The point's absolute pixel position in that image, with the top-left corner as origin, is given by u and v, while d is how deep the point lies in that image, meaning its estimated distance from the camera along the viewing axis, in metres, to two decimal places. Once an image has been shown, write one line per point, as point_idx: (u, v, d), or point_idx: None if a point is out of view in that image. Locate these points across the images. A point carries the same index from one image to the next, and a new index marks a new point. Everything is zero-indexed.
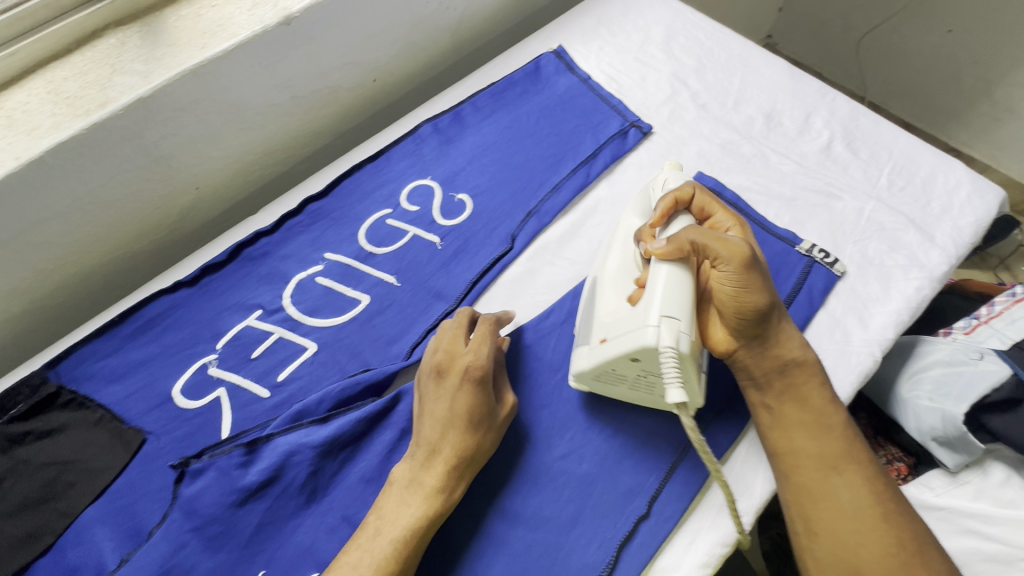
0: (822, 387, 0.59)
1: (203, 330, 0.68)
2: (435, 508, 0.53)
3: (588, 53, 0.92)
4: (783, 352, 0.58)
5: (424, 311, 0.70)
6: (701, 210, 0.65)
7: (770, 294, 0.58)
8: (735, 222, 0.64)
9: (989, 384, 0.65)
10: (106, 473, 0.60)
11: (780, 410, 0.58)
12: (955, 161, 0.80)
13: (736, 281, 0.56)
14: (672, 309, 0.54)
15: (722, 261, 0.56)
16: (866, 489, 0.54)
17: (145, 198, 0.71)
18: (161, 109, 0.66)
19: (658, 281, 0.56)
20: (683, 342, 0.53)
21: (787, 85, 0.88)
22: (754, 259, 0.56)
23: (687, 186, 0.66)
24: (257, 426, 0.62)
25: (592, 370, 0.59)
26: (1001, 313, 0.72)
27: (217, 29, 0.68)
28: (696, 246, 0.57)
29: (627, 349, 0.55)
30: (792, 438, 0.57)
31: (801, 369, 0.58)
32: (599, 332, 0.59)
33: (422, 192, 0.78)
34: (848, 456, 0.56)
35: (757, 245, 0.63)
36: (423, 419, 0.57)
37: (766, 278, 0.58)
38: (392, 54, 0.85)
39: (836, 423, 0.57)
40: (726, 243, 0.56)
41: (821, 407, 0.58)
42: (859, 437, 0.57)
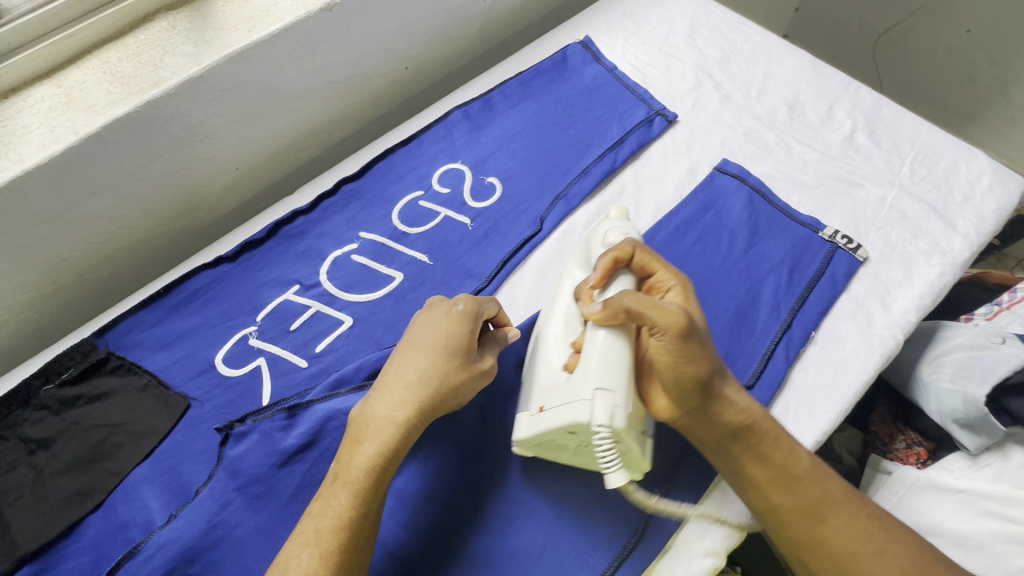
0: (781, 433, 0.55)
1: (243, 303, 0.71)
2: (388, 442, 0.52)
3: (613, 44, 0.94)
4: (731, 417, 0.54)
5: (455, 289, 0.72)
6: (641, 268, 0.60)
7: (713, 361, 0.53)
8: (676, 280, 0.59)
9: (1011, 366, 0.66)
10: (153, 436, 0.63)
11: (745, 470, 0.54)
12: (977, 151, 0.81)
13: (675, 351, 0.51)
14: (606, 381, 0.51)
15: (660, 331, 0.51)
16: (854, 528, 0.52)
17: (190, 176, 0.74)
18: (209, 89, 0.68)
19: (592, 350, 0.54)
20: (618, 418, 0.51)
21: (810, 76, 0.89)
22: (695, 327, 0.51)
23: (625, 244, 0.60)
24: (297, 393, 0.64)
25: (530, 438, 0.57)
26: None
27: (262, 15, 0.71)
28: (632, 313, 0.52)
29: (564, 423, 0.52)
30: (769, 496, 0.53)
31: (754, 427, 0.54)
32: (538, 400, 0.57)
33: (453, 176, 0.81)
34: (828, 498, 0.53)
35: (699, 308, 0.58)
36: (403, 345, 0.58)
37: (706, 343, 0.52)
38: (423, 43, 0.88)
39: (805, 467, 0.54)
40: (664, 311, 0.50)
41: (785, 457, 0.54)
42: (829, 474, 0.54)
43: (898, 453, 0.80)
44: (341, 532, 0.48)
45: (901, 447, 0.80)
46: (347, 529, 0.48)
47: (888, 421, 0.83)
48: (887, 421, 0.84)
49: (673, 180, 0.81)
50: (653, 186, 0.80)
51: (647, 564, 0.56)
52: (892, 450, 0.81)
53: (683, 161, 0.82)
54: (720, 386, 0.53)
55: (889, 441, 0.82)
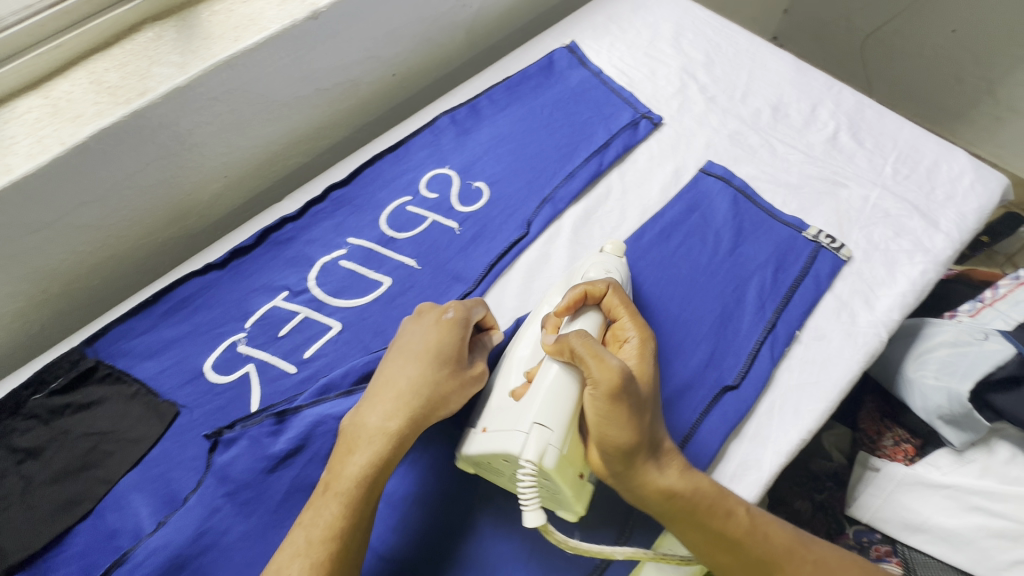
0: (719, 500, 0.53)
1: (232, 310, 0.71)
2: (382, 451, 0.53)
3: (599, 48, 0.95)
4: (657, 487, 0.52)
5: (443, 293, 0.72)
6: (609, 309, 0.61)
7: (645, 429, 0.52)
8: (637, 333, 0.59)
9: (994, 361, 0.67)
10: (142, 443, 0.63)
11: (681, 534, 0.54)
12: (958, 150, 0.82)
13: (603, 410, 0.51)
14: (546, 418, 0.52)
15: (593, 383, 0.51)
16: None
17: (178, 184, 0.75)
18: (196, 98, 0.69)
19: (542, 383, 0.54)
20: (548, 457, 0.51)
21: (793, 78, 0.90)
22: (629, 388, 0.51)
23: (601, 283, 0.62)
24: (285, 399, 0.65)
25: (472, 456, 0.56)
26: (1006, 295, 0.74)
27: (249, 23, 0.71)
28: (576, 355, 0.53)
29: (499, 450, 0.53)
30: (712, 557, 0.53)
31: (685, 497, 0.52)
32: (485, 420, 0.58)
33: (440, 181, 0.81)
34: (772, 555, 0.53)
35: (651, 368, 0.57)
36: (394, 352, 0.59)
37: (640, 409, 0.52)
38: (410, 50, 0.89)
39: (746, 531, 0.53)
40: (602, 363, 0.51)
41: (723, 524, 0.53)
42: (768, 530, 0.54)
43: (885, 450, 0.80)
44: (335, 541, 0.49)
45: (888, 444, 0.80)
46: (340, 538, 0.49)
47: (876, 419, 0.84)
48: (874, 419, 0.84)
49: (659, 182, 0.81)
50: (639, 188, 0.81)
51: (634, 565, 0.58)
52: (880, 447, 0.81)
53: (669, 164, 0.83)
54: (647, 455, 0.52)
55: (877, 438, 0.82)
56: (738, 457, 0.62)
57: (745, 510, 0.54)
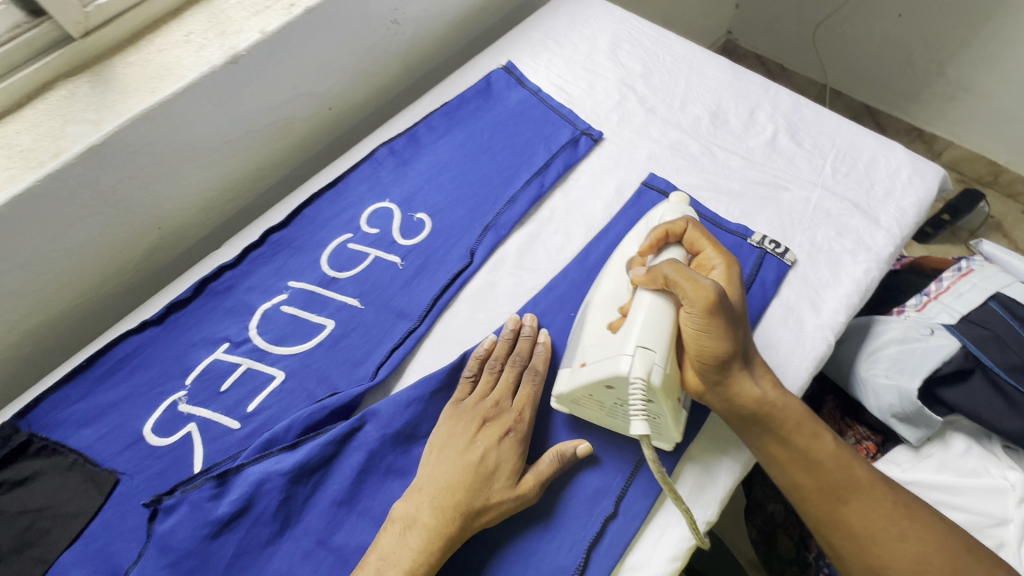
0: (805, 421, 0.58)
1: (171, 368, 0.69)
2: (433, 553, 0.54)
3: (537, 66, 0.94)
4: (751, 398, 0.56)
5: (388, 332, 0.71)
6: (691, 244, 0.65)
7: (738, 343, 0.56)
8: (723, 261, 0.63)
9: (941, 356, 0.67)
10: (81, 517, 0.61)
11: (766, 449, 0.58)
12: (894, 144, 0.83)
13: (700, 323, 0.56)
14: (650, 342, 0.56)
15: (688, 302, 0.56)
16: (878, 513, 0.54)
17: (108, 241, 0.73)
18: (116, 154, 0.67)
19: (640, 311, 0.58)
20: (655, 374, 0.55)
21: (731, 83, 0.90)
22: (722, 304, 0.56)
23: (680, 221, 0.66)
24: (229, 457, 0.63)
25: (565, 393, 0.61)
26: (950, 287, 0.74)
27: (165, 73, 0.69)
28: (669, 281, 0.58)
29: (602, 376, 0.56)
30: (792, 475, 0.57)
31: (774, 412, 0.57)
32: (580, 356, 0.61)
33: (382, 215, 0.80)
34: (853, 483, 0.55)
35: (739, 291, 0.61)
36: (452, 458, 0.59)
37: (733, 322, 0.57)
38: (344, 83, 0.87)
39: (825, 455, 0.56)
40: (696, 284, 0.56)
41: (807, 443, 0.56)
42: (853, 460, 0.57)
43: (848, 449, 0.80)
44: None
45: (850, 443, 0.80)
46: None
47: (836, 418, 0.83)
48: (835, 417, 0.83)
49: (602, 200, 0.81)
50: (583, 207, 0.80)
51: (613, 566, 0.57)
52: None
53: (612, 179, 0.82)
54: (742, 366, 0.57)
55: (840, 437, 0.82)
56: (692, 477, 0.62)
57: (833, 438, 0.58)
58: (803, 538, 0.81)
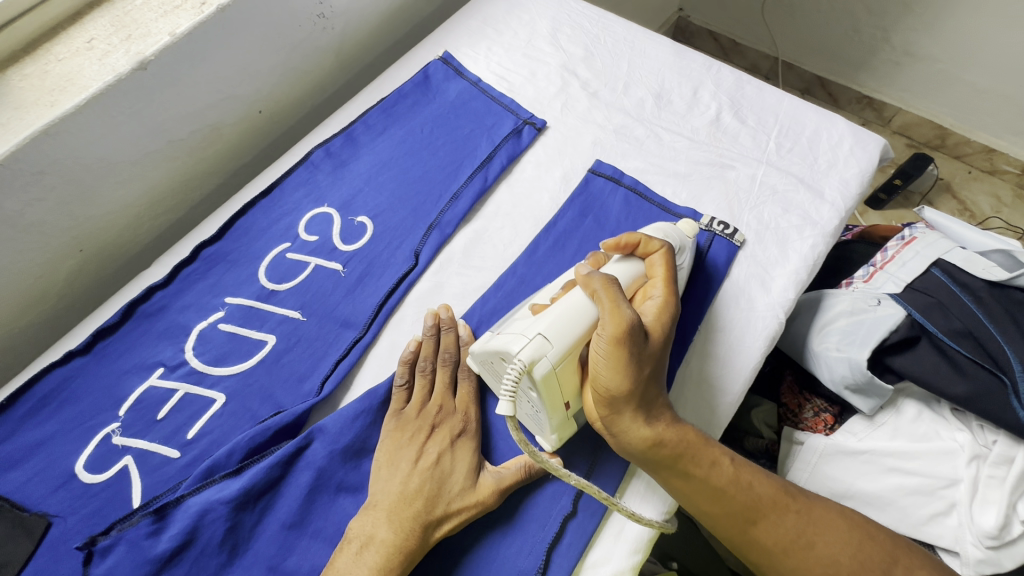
0: (706, 451, 0.56)
1: (103, 398, 0.66)
2: (394, 568, 0.52)
3: (476, 55, 0.91)
4: (642, 438, 0.55)
5: (333, 343, 0.68)
6: (649, 268, 0.63)
7: (640, 383, 0.54)
8: (662, 296, 0.60)
9: (888, 326, 0.68)
10: (11, 566, 0.57)
11: (667, 483, 0.56)
12: (836, 116, 0.83)
13: (604, 351, 0.54)
14: (552, 333, 0.55)
15: (601, 325, 0.55)
16: (783, 528, 0.54)
17: (22, 269, 0.68)
18: (17, 175, 0.62)
19: (563, 301, 0.57)
20: (539, 366, 0.53)
21: (673, 63, 0.89)
22: (635, 339, 0.53)
23: (657, 242, 0.63)
24: (169, 489, 0.60)
25: (476, 356, 0.60)
26: (894, 256, 0.75)
27: (66, 84, 0.65)
28: (596, 297, 0.56)
29: (496, 348, 0.56)
30: (698, 504, 0.56)
31: (669, 450, 0.55)
32: (503, 328, 0.61)
33: (321, 221, 0.77)
34: (757, 503, 0.55)
35: (665, 329, 0.58)
36: (402, 468, 0.58)
37: (641, 360, 0.54)
38: (273, 83, 0.83)
39: (730, 480, 0.55)
40: (616, 311, 0.54)
41: (707, 472, 0.55)
42: (753, 479, 0.56)
43: (807, 423, 0.80)
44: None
45: (809, 416, 0.80)
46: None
47: (796, 393, 0.83)
48: (795, 392, 0.84)
49: (548, 190, 0.79)
50: (529, 199, 0.78)
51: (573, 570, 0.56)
52: (803, 420, 0.81)
53: (557, 169, 0.80)
54: (638, 407, 0.55)
55: (799, 411, 0.82)
56: None
57: (732, 460, 0.57)
58: None
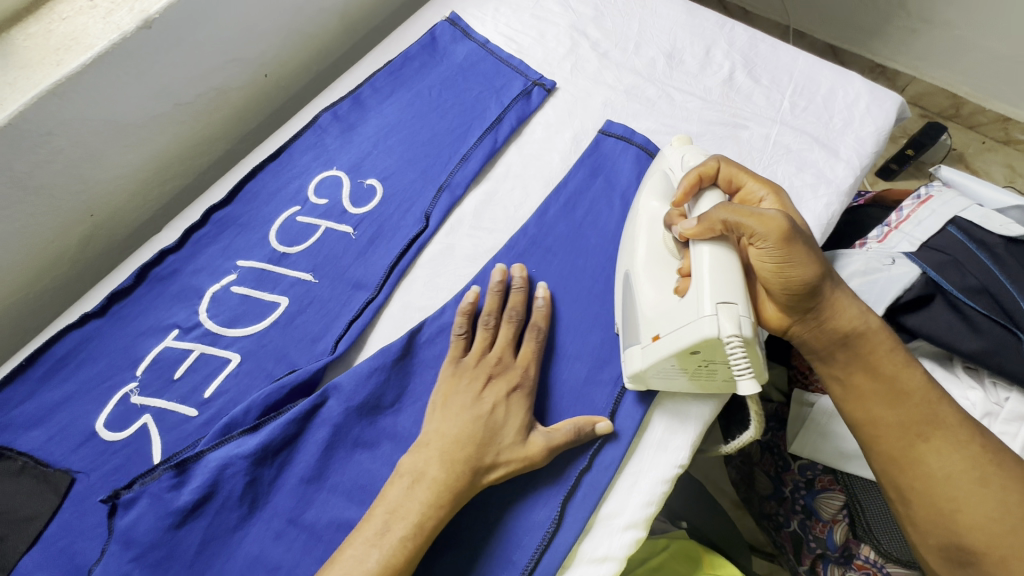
0: (893, 348, 0.57)
1: (120, 360, 0.66)
2: (444, 500, 0.53)
3: (483, 16, 0.89)
4: (845, 321, 0.57)
5: (345, 304, 0.68)
6: (728, 181, 0.62)
7: (822, 265, 0.55)
8: (768, 189, 0.61)
9: (902, 285, 0.67)
10: (38, 520, 0.58)
11: (854, 384, 0.58)
12: (852, 74, 0.81)
13: (778, 256, 0.54)
14: (727, 295, 0.52)
15: (759, 238, 0.54)
16: (959, 455, 0.54)
17: (35, 232, 0.68)
18: (26, 135, 0.62)
19: (702, 266, 0.55)
20: (745, 327, 0.52)
21: (685, 21, 0.87)
22: (795, 229, 0.54)
23: (710, 160, 0.62)
24: (188, 445, 0.61)
25: (641, 369, 0.58)
26: (909, 215, 0.74)
27: (71, 43, 0.64)
28: (729, 225, 0.55)
29: (687, 343, 0.53)
30: (871, 410, 0.57)
31: (869, 334, 0.57)
32: (650, 328, 0.57)
33: (330, 184, 0.76)
34: (938, 421, 0.55)
35: (795, 212, 0.61)
36: (458, 414, 0.58)
37: (811, 244, 0.55)
38: (278, 45, 0.82)
39: (914, 389, 0.56)
40: (762, 218, 0.53)
41: (897, 373, 0.56)
42: (944, 398, 0.56)
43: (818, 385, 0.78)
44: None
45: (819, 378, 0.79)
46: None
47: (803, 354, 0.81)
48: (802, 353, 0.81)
49: (558, 151, 0.78)
50: (539, 160, 0.77)
51: (588, 519, 0.57)
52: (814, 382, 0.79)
53: (568, 131, 0.79)
54: (831, 288, 0.56)
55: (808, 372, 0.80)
56: (664, 423, 0.62)
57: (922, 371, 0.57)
58: (780, 474, 0.83)
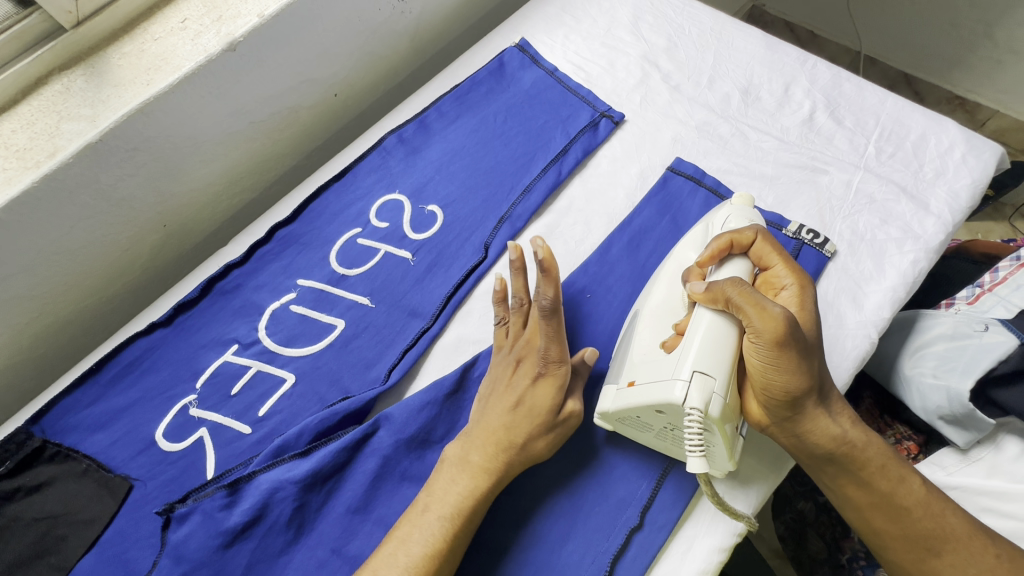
0: (889, 464, 0.52)
1: (182, 371, 0.68)
2: (482, 487, 0.54)
3: (553, 43, 0.88)
4: (827, 438, 0.52)
5: (400, 331, 0.68)
6: (759, 257, 0.57)
7: (813, 378, 0.50)
8: (795, 280, 0.55)
9: (995, 356, 0.60)
10: (96, 524, 0.60)
11: (841, 490, 0.54)
12: (946, 120, 0.76)
13: (768, 357, 0.50)
14: (709, 366, 0.50)
15: (754, 332, 0.49)
16: (975, 567, 0.50)
17: (112, 241, 0.71)
18: (113, 151, 0.65)
19: (698, 330, 0.52)
20: (714, 405, 0.50)
21: (764, 56, 0.83)
22: (795, 334, 0.48)
23: (748, 229, 0.58)
24: (240, 464, 0.61)
25: (609, 412, 0.56)
26: (1006, 279, 0.67)
27: (161, 63, 0.66)
28: (731, 304, 0.51)
29: (651, 401, 0.51)
30: (871, 521, 0.53)
31: (855, 452, 0.52)
32: (629, 374, 0.56)
33: (391, 208, 0.76)
34: (945, 534, 0.51)
35: (814, 314, 0.54)
36: (490, 401, 0.58)
37: (808, 354, 0.50)
38: (350, 66, 0.83)
39: (913, 502, 0.52)
40: (764, 312, 0.49)
41: (893, 487, 0.52)
42: (946, 507, 0.52)
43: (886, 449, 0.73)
44: None
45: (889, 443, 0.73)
46: (435, 562, 0.50)
47: (874, 417, 0.76)
48: (873, 416, 0.76)
49: (623, 187, 0.76)
50: (603, 195, 0.75)
51: None
52: None
53: (634, 166, 0.77)
54: (817, 402, 0.51)
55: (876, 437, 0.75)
56: (724, 485, 0.59)
57: (922, 481, 0.53)
58: (836, 540, 0.76)
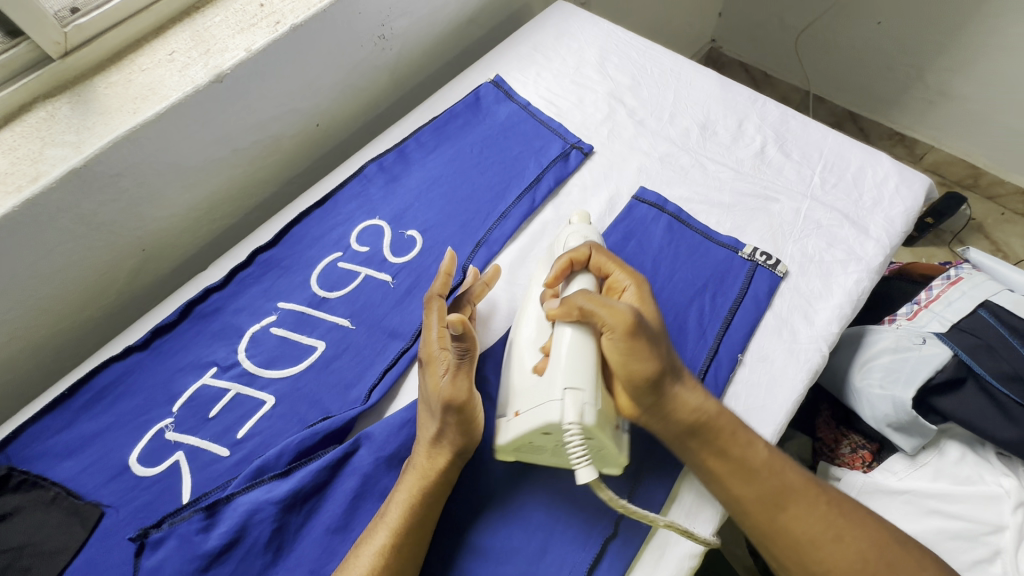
0: (738, 431, 0.57)
1: (158, 395, 0.68)
2: (419, 490, 0.56)
3: (525, 80, 0.94)
4: (686, 414, 0.56)
5: (380, 352, 0.70)
6: (598, 269, 0.65)
7: (664, 361, 0.56)
8: (631, 281, 0.63)
9: (933, 366, 0.67)
10: (63, 553, 0.58)
11: (702, 464, 0.57)
12: (881, 154, 0.84)
13: (625, 348, 0.55)
14: (574, 380, 0.54)
15: (608, 329, 0.55)
16: (813, 515, 0.54)
17: (89, 266, 0.71)
18: (97, 177, 0.66)
19: (561, 348, 0.57)
20: (588, 415, 0.53)
21: (719, 95, 0.91)
22: (642, 324, 0.55)
23: (582, 246, 0.65)
24: (218, 487, 0.61)
25: (507, 445, 0.58)
26: (939, 296, 0.74)
27: (148, 93, 0.68)
28: (585, 311, 0.57)
29: (537, 424, 0.54)
30: (730, 487, 0.56)
31: (711, 421, 0.56)
32: (513, 404, 0.59)
33: (371, 233, 0.79)
34: (787, 488, 0.55)
35: (653, 307, 0.61)
36: None
37: (656, 340, 0.56)
38: (332, 98, 0.86)
39: (759, 462, 0.56)
40: (612, 310, 0.55)
41: (743, 452, 0.56)
42: (785, 463, 0.57)
43: (844, 458, 0.78)
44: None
45: (846, 452, 0.78)
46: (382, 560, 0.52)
47: (833, 427, 0.81)
48: (831, 426, 0.82)
49: (593, 213, 0.80)
50: None
51: None
52: (839, 456, 0.79)
53: (603, 193, 0.82)
54: (672, 381, 0.57)
55: (836, 446, 0.80)
56: (691, 495, 0.61)
57: (765, 444, 0.58)
58: None
